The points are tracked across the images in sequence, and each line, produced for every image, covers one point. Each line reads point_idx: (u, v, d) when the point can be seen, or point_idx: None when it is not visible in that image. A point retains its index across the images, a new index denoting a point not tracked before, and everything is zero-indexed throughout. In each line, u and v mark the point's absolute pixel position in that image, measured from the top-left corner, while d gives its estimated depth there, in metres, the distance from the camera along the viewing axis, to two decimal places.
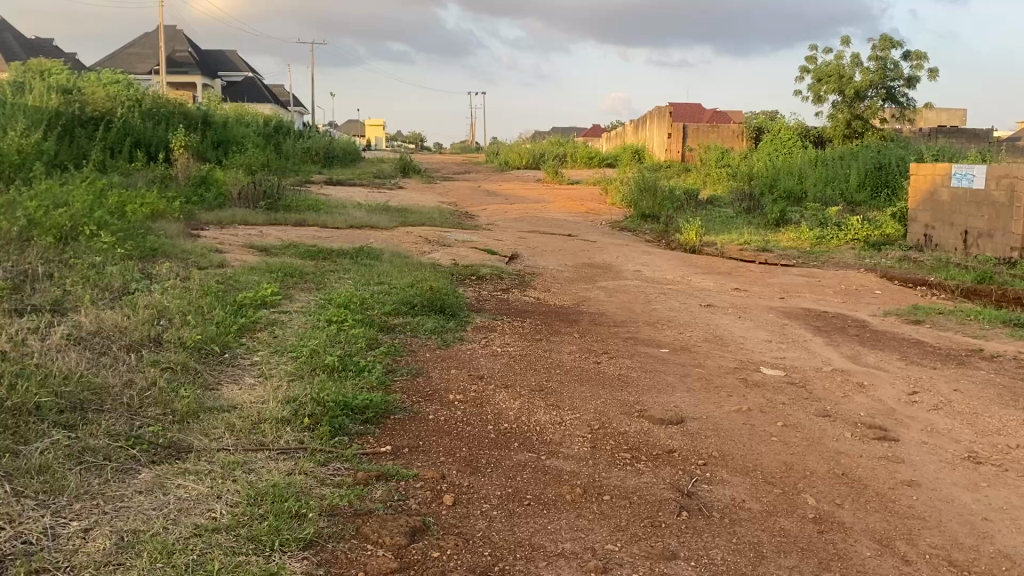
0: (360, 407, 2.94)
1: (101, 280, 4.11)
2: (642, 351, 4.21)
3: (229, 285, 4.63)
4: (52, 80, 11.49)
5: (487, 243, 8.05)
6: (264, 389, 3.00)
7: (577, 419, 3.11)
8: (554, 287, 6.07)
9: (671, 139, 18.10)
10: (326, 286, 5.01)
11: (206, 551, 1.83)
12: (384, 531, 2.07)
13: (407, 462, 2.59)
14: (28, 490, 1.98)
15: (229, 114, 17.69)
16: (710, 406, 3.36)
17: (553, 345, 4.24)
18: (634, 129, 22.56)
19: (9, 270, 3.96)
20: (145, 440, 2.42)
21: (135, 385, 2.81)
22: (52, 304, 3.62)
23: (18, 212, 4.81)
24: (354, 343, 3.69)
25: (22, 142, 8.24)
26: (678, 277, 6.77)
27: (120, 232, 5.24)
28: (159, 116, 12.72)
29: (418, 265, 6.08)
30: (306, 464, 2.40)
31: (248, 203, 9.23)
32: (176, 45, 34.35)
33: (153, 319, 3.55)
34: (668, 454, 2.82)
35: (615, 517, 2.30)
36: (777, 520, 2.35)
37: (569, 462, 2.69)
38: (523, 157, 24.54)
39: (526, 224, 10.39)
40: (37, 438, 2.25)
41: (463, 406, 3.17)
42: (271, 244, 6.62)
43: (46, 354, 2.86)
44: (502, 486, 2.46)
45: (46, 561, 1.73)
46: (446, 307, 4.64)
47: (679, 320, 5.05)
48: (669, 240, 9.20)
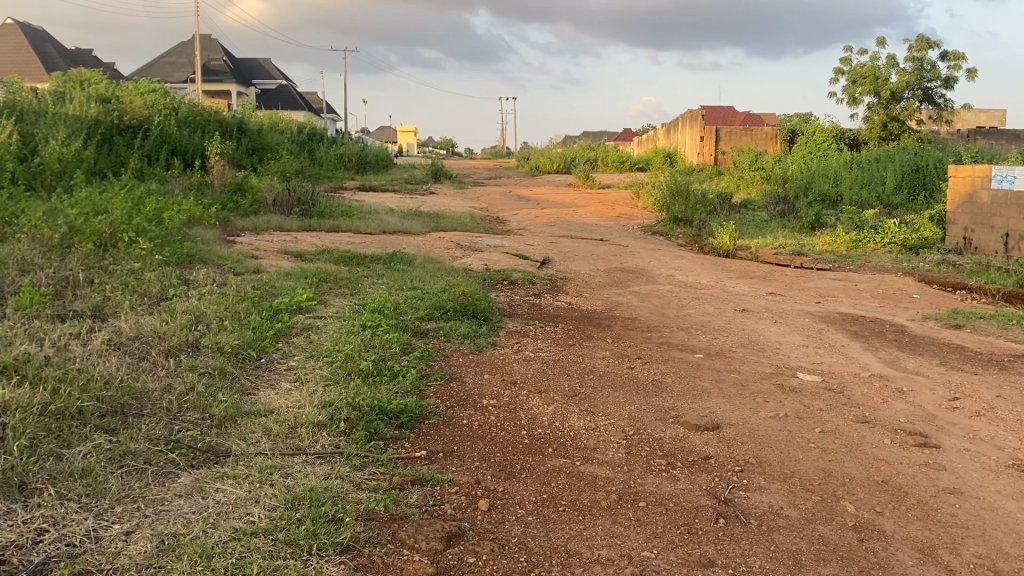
0: (394, 412, 2.96)
1: (140, 286, 4.17)
2: (676, 357, 4.17)
3: (266, 290, 4.68)
4: (92, 90, 11.72)
5: (518, 247, 8.06)
6: (300, 394, 3.02)
7: (611, 424, 3.09)
8: (587, 291, 6.06)
9: (703, 142, 18.00)
10: (360, 291, 5.05)
11: (245, 554, 1.84)
12: (420, 536, 2.07)
13: (442, 466, 2.60)
14: (71, 493, 2.01)
15: (263, 121, 17.92)
16: (745, 412, 3.32)
17: (587, 350, 4.23)
18: (666, 133, 22.48)
19: (52, 276, 4.04)
20: (184, 444, 2.45)
21: (174, 390, 2.85)
22: (93, 309, 3.68)
23: (59, 220, 4.91)
24: (388, 348, 3.71)
25: (62, 151, 8.41)
26: (712, 281, 6.73)
27: (158, 239, 5.32)
28: (196, 124, 12.91)
29: (451, 270, 6.10)
30: (342, 469, 2.41)
31: (282, 209, 9.33)
32: (211, 54, 34.85)
33: (191, 324, 3.60)
34: (704, 460, 2.80)
35: (651, 523, 2.29)
36: (816, 528, 2.32)
37: (603, 468, 2.68)
38: (554, 161, 24.55)
39: (557, 229, 10.38)
40: (79, 441, 2.29)
41: (497, 412, 3.16)
42: (306, 250, 6.69)
43: (88, 359, 2.91)
44: (536, 491, 2.46)
45: (89, 564, 1.76)
46: (479, 311, 4.64)
47: (713, 325, 5.01)
48: (702, 244, 9.14)
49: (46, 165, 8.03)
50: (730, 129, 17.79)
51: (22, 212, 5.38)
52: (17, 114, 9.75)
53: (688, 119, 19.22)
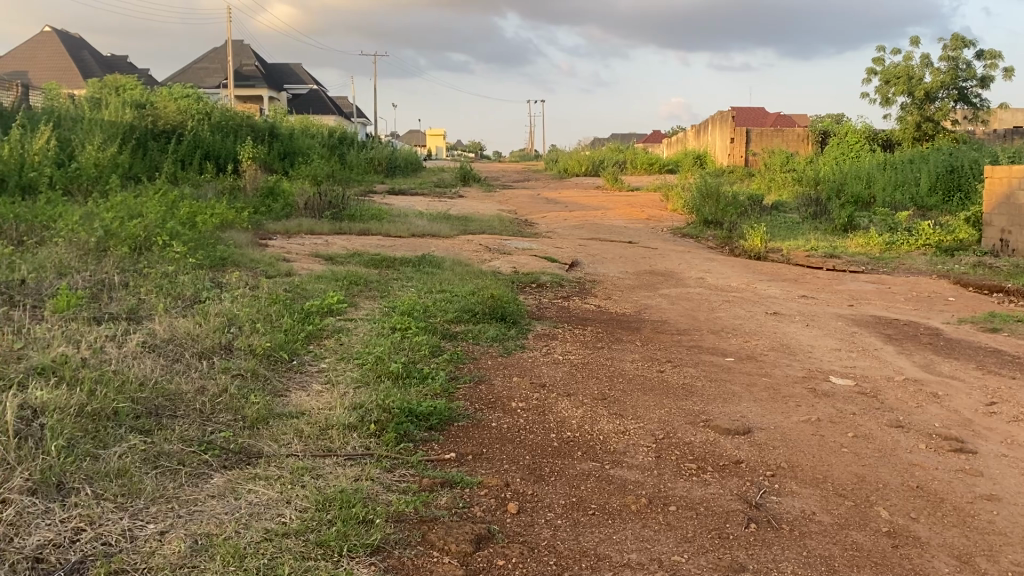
0: (423, 414, 2.96)
1: (173, 289, 4.22)
2: (707, 360, 4.14)
3: (297, 293, 4.73)
4: (127, 96, 11.92)
5: (547, 250, 8.05)
6: (331, 396, 3.04)
7: (640, 428, 3.08)
8: (616, 294, 6.04)
9: (734, 144, 17.88)
10: (389, 294, 5.08)
11: (276, 555, 1.86)
12: (449, 538, 2.07)
13: (471, 469, 2.61)
14: (107, 493, 2.04)
15: (294, 126, 18.10)
16: (777, 416, 3.29)
17: (616, 353, 4.21)
18: (695, 135, 22.36)
19: (89, 279, 4.11)
20: (217, 445, 2.48)
21: (207, 392, 2.88)
22: (128, 312, 3.74)
23: (95, 224, 5.00)
24: (417, 350, 3.73)
25: (98, 156, 8.55)
26: (743, 284, 6.68)
27: (191, 242, 5.39)
28: (228, 129, 13.07)
29: (480, 273, 6.12)
30: (372, 470, 2.42)
31: (313, 213, 9.41)
32: (242, 59, 35.26)
33: (224, 326, 3.64)
34: (735, 464, 2.78)
35: (682, 528, 2.27)
36: (849, 534, 2.29)
37: (633, 471, 2.67)
38: (583, 163, 24.53)
39: (586, 231, 10.38)
40: (115, 442, 2.32)
41: (526, 414, 3.16)
42: (336, 253, 6.74)
43: (122, 361, 2.95)
44: (566, 495, 2.45)
45: (125, 563, 1.78)
46: (508, 314, 4.64)
47: (744, 328, 4.97)
48: (733, 247, 9.08)
49: (82, 170, 8.18)
50: (760, 130, 17.66)
51: (60, 216, 5.48)
52: (55, 121, 9.94)
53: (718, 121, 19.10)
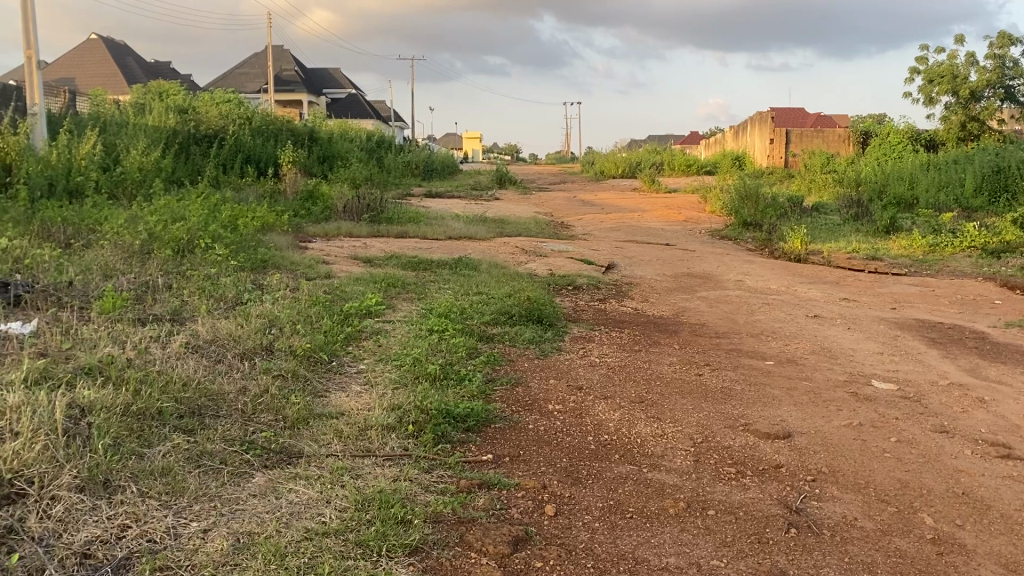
0: (461, 416, 2.98)
1: (216, 291, 4.29)
2: (747, 364, 4.10)
3: (336, 295, 4.77)
4: (171, 102, 12.16)
5: (583, 253, 8.03)
6: (369, 397, 3.07)
7: (679, 432, 3.05)
8: (653, 297, 6.00)
9: (773, 145, 17.74)
10: (426, 296, 5.11)
11: (317, 554, 1.88)
12: (487, 539, 2.08)
13: (509, 470, 2.61)
14: (152, 491, 2.08)
15: (333, 130, 18.30)
16: (818, 420, 3.25)
17: (654, 356, 4.19)
18: (734, 137, 22.21)
19: (133, 281, 4.18)
20: (258, 445, 2.51)
21: (249, 392, 2.92)
22: (172, 313, 3.80)
23: (140, 227, 5.10)
24: (454, 352, 3.74)
25: (142, 161, 8.72)
26: (783, 287, 6.61)
27: (233, 244, 5.46)
28: (269, 133, 13.24)
29: (517, 275, 6.12)
30: (411, 471, 2.44)
31: (352, 215, 9.49)
32: (282, 64, 35.70)
33: (265, 327, 3.69)
34: (775, 469, 2.75)
35: (721, 532, 2.25)
36: (892, 540, 2.25)
37: (671, 475, 2.65)
38: (619, 166, 24.46)
39: (623, 233, 10.35)
40: (160, 441, 2.37)
41: (563, 417, 3.16)
42: (375, 255, 6.79)
43: (166, 361, 3.00)
44: (604, 498, 2.44)
45: (169, 560, 1.81)
46: (544, 317, 4.63)
47: (784, 331, 4.91)
48: (772, 249, 8.99)
49: (127, 174, 8.34)
50: (800, 132, 17.49)
51: (106, 219, 5.60)
52: (101, 125, 10.16)
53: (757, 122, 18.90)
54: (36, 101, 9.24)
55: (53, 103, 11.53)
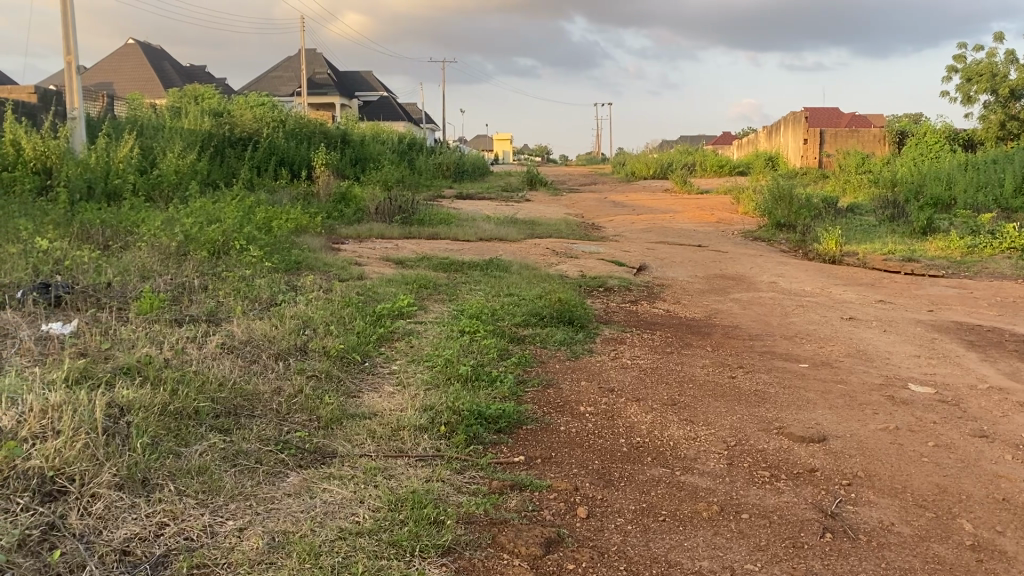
0: (493, 417, 2.98)
1: (250, 292, 4.34)
2: (780, 366, 4.06)
3: (369, 296, 4.81)
4: (206, 106, 12.34)
5: (614, 254, 8.00)
6: (402, 397, 3.09)
7: (712, 435, 3.03)
8: (685, 298, 5.97)
9: (807, 145, 17.56)
10: (458, 297, 5.12)
11: (351, 553, 1.89)
12: (520, 541, 2.08)
13: (541, 472, 2.60)
14: (190, 490, 2.11)
15: (365, 132, 18.44)
16: (853, 424, 3.20)
17: (686, 358, 4.16)
18: (767, 137, 22.03)
19: (170, 282, 4.25)
20: (292, 445, 2.53)
21: (283, 392, 2.95)
22: (208, 313, 3.85)
23: (176, 229, 5.18)
24: (486, 353, 3.75)
25: (178, 164, 8.84)
26: (818, 288, 6.53)
27: (267, 247, 5.52)
28: (302, 136, 13.37)
29: (548, 277, 6.12)
30: (443, 471, 2.46)
31: (383, 217, 9.55)
32: (315, 68, 36.03)
33: (299, 328, 3.73)
34: (810, 473, 2.72)
35: (755, 536, 2.23)
36: (930, 546, 2.22)
37: (704, 478, 2.63)
38: (651, 167, 24.36)
39: (655, 234, 10.31)
40: (196, 441, 2.40)
41: (595, 419, 3.15)
42: (407, 257, 6.82)
43: (203, 361, 3.04)
44: (636, 501, 2.43)
45: (205, 558, 1.83)
46: (575, 318, 4.62)
47: (819, 334, 4.86)
48: (806, 249, 8.89)
49: (164, 177, 8.46)
50: (835, 132, 17.31)
51: (143, 221, 5.69)
52: (138, 129, 10.32)
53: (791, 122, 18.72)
54: (76, 106, 9.42)
55: (92, 108, 11.73)
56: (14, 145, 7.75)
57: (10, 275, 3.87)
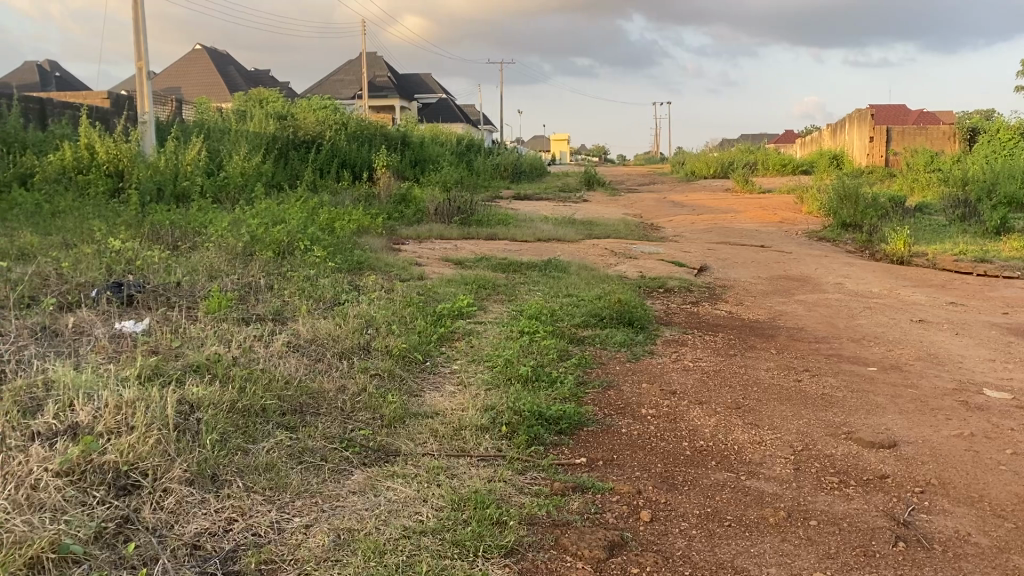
0: (553, 418, 2.97)
1: (315, 291, 4.40)
2: (847, 370, 3.96)
3: (429, 296, 4.83)
4: (270, 109, 12.60)
5: (674, 255, 7.90)
6: (463, 397, 3.10)
7: (778, 439, 2.97)
8: (747, 300, 5.86)
9: (873, 142, 17.17)
10: (516, 298, 5.12)
11: (414, 552, 1.90)
12: (583, 543, 2.06)
13: (603, 474, 2.58)
14: (257, 486, 2.14)
15: (425, 134, 18.60)
16: (926, 429, 3.10)
17: (750, 360, 4.09)
18: (832, 135, 21.58)
19: (237, 282, 4.33)
20: (356, 443, 2.55)
21: (347, 390, 2.99)
22: (274, 313, 3.92)
23: (243, 230, 5.29)
24: (546, 353, 3.74)
25: (244, 166, 9.02)
26: (886, 290, 6.36)
27: (330, 247, 5.59)
28: (362, 139, 13.53)
29: (607, 277, 6.07)
30: (505, 472, 2.45)
31: (442, 218, 9.61)
32: (375, 71, 36.45)
33: (362, 327, 3.77)
34: (880, 479, 2.64)
35: (824, 543, 2.18)
36: (1010, 558, 2.13)
37: (771, 484, 2.57)
38: (711, 166, 24.07)
39: (717, 234, 10.17)
40: (264, 437, 2.44)
41: (657, 422, 3.11)
42: (466, 257, 6.85)
43: (269, 359, 3.09)
44: (701, 505, 2.39)
45: (273, 553, 1.86)
46: (635, 320, 4.58)
47: (888, 336, 4.72)
48: (874, 250, 8.68)
49: (230, 179, 8.64)
50: (902, 129, 16.88)
51: (210, 222, 5.82)
52: (205, 133, 10.58)
53: (856, 119, 18.31)
54: (146, 110, 9.68)
55: (161, 112, 12.06)
56: (89, 149, 8.01)
57: (85, 274, 3.99)
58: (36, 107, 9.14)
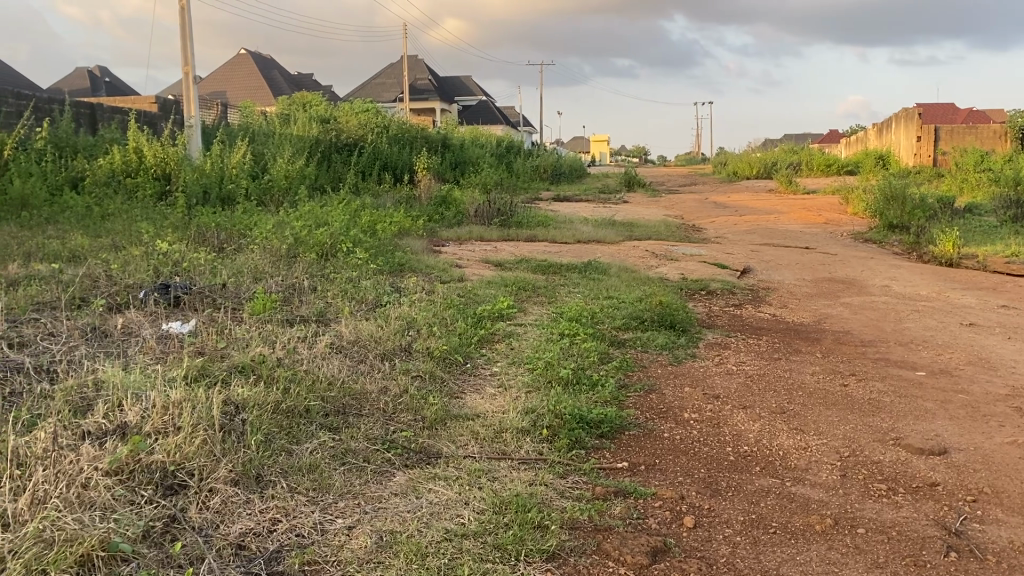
0: (594, 421, 2.95)
1: (357, 293, 4.44)
2: (895, 374, 3.88)
3: (469, 298, 4.84)
4: (314, 112, 12.76)
5: (716, 256, 7.83)
6: (504, 399, 3.09)
7: (824, 445, 2.92)
8: (792, 302, 5.77)
9: (920, 142, 16.82)
10: (557, 300, 5.11)
11: (456, 555, 1.90)
12: (625, 549, 2.05)
13: (645, 479, 2.56)
14: (301, 487, 2.16)
15: (465, 136, 18.66)
16: (977, 436, 3.02)
17: (794, 364, 4.03)
18: (878, 134, 21.20)
19: (281, 284, 4.39)
20: (399, 444, 2.57)
21: (389, 391, 3.00)
22: (317, 314, 3.96)
23: (287, 232, 5.35)
24: (587, 356, 3.72)
25: (288, 169, 9.13)
26: (935, 292, 6.23)
27: (372, 248, 5.64)
28: (404, 142, 13.62)
29: (648, 280, 6.02)
30: (546, 476, 2.44)
31: (482, 220, 9.63)
32: (417, 74, 36.68)
33: (403, 329, 3.79)
34: (930, 487, 2.58)
35: (872, 552, 2.13)
36: None
37: (817, 490, 2.53)
38: (754, 167, 23.82)
39: (760, 235, 10.05)
40: (307, 438, 2.46)
41: (700, 426, 3.08)
42: (506, 259, 6.84)
43: (313, 360, 3.12)
44: (745, 511, 2.36)
45: (317, 554, 1.87)
46: (677, 323, 4.54)
47: (937, 340, 4.62)
48: (922, 252, 8.50)
49: (274, 182, 8.76)
50: (951, 128, 16.53)
51: (255, 224, 5.90)
52: (250, 136, 10.74)
53: (903, 118, 17.96)
54: (193, 114, 9.86)
55: (207, 116, 12.27)
56: (137, 152, 8.16)
57: (134, 276, 4.07)
58: (87, 111, 9.34)
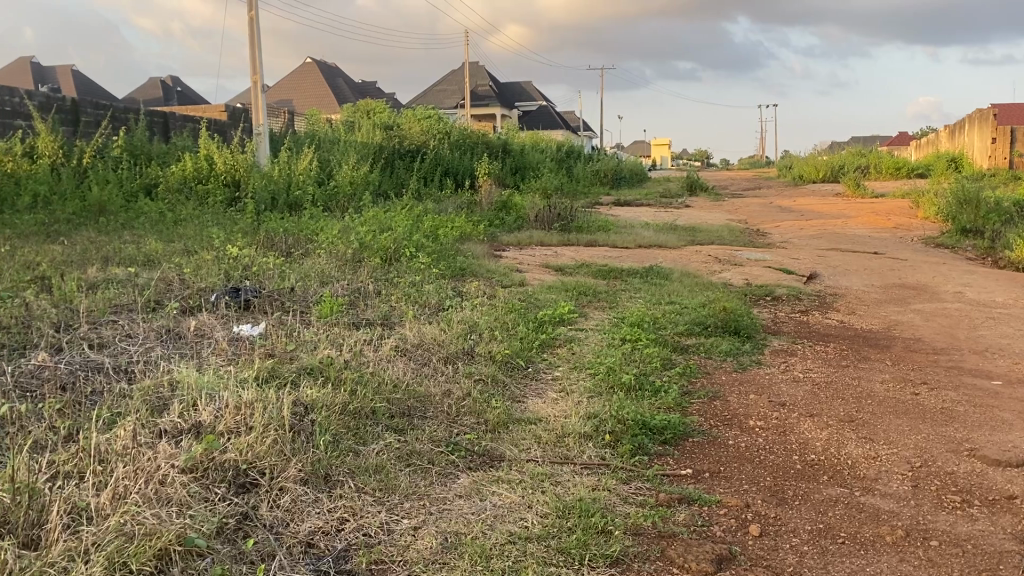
0: (657, 427, 2.93)
1: (420, 297, 4.49)
2: (970, 383, 3.76)
3: (530, 302, 4.86)
4: (378, 119, 12.96)
5: (782, 262, 7.69)
6: (566, 404, 3.10)
7: (894, 454, 2.85)
8: (860, 309, 5.65)
9: (995, 144, 16.29)
10: (618, 304, 5.09)
11: (520, 558, 1.91)
12: (690, 556, 2.03)
13: (709, 486, 2.54)
14: (368, 487, 2.20)
15: (527, 142, 18.72)
16: None
17: (863, 372, 3.94)
18: (950, 135, 20.60)
19: (347, 287, 4.47)
20: (462, 447, 2.59)
21: (453, 394, 3.03)
22: (382, 318, 4.02)
23: (352, 237, 5.45)
24: (649, 362, 3.70)
25: (352, 176, 9.28)
26: (1012, 299, 6.02)
27: (434, 253, 5.70)
28: (465, 147, 13.74)
29: (711, 285, 5.96)
30: (610, 481, 2.44)
31: (543, 225, 9.64)
32: (478, 80, 36.90)
33: (465, 333, 3.82)
34: (1007, 499, 2.50)
35: (945, 566, 2.07)
36: None
37: (887, 500, 2.47)
38: (820, 169, 23.35)
39: (826, 240, 9.85)
40: (373, 439, 2.51)
41: (765, 434, 3.03)
42: (566, 263, 6.84)
43: (378, 362, 3.18)
44: (812, 520, 2.32)
45: (383, 554, 1.90)
46: (742, 329, 4.48)
47: (1015, 349, 4.46)
48: (998, 258, 8.23)
49: (339, 188, 8.91)
50: None
51: (322, 230, 6.02)
52: (316, 143, 10.96)
53: (977, 120, 17.44)
54: (261, 122, 10.11)
55: (275, 122, 12.55)
56: (208, 160, 8.39)
57: (206, 280, 4.19)
58: (160, 120, 9.64)
